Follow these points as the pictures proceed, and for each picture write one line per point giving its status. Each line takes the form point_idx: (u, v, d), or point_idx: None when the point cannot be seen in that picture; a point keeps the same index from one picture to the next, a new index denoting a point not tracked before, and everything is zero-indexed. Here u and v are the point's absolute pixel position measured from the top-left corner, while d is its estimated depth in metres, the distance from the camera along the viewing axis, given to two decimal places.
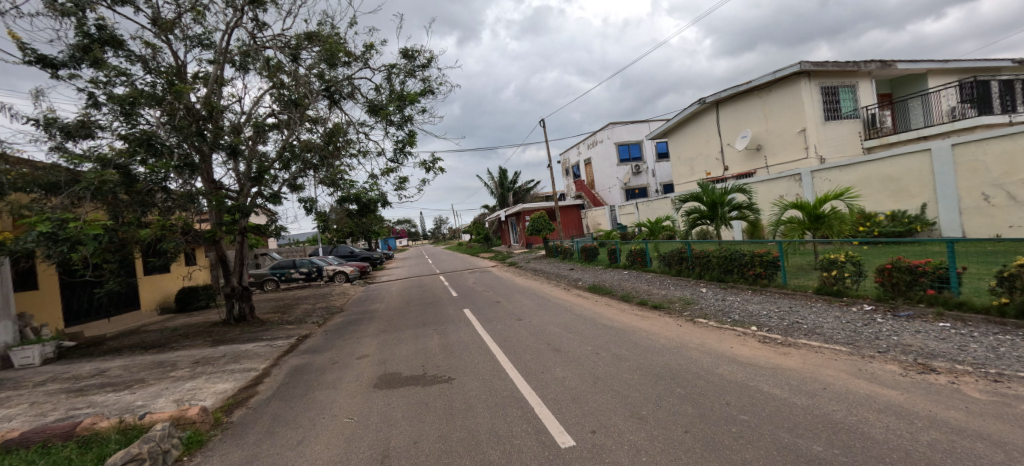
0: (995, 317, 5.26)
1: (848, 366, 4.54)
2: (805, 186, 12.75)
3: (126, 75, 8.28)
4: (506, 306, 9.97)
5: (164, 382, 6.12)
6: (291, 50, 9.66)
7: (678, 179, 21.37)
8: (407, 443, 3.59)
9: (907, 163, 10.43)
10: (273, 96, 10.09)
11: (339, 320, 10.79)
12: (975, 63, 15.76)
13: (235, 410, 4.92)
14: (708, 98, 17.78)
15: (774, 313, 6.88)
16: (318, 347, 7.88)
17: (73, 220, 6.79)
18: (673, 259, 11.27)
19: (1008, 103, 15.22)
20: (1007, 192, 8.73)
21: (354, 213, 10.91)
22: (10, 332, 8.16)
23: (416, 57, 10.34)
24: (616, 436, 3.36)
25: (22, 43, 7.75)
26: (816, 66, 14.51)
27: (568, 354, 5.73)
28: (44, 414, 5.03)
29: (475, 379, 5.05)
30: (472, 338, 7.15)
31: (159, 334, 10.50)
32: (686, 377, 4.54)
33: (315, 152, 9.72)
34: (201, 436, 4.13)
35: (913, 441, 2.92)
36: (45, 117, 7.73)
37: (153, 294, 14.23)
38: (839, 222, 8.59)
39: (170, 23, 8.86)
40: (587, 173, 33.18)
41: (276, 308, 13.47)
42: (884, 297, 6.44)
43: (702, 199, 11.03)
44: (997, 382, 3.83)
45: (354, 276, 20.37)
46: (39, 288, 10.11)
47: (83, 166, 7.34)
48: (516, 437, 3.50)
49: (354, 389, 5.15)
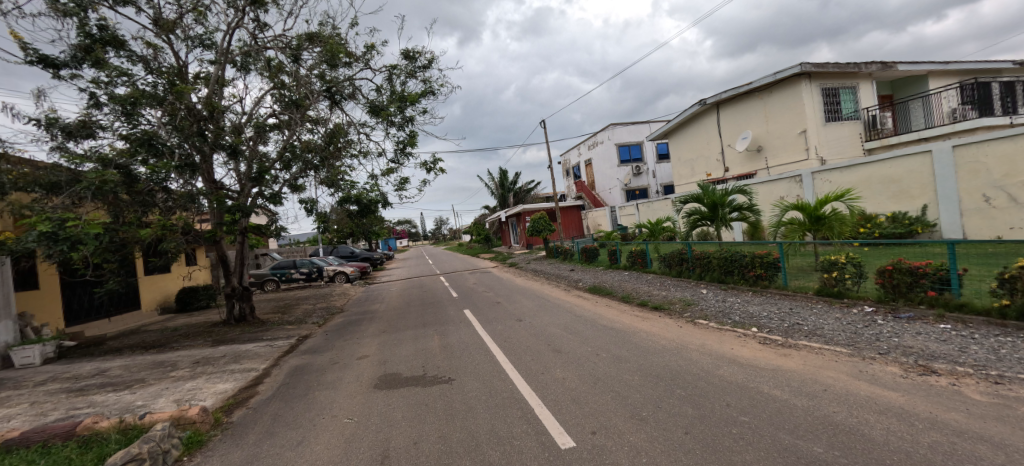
0: (995, 319, 5.25)
1: (848, 367, 4.53)
2: (806, 188, 12.74)
3: (128, 75, 8.29)
4: (507, 307, 9.96)
5: (164, 382, 6.12)
6: (292, 51, 9.68)
7: (678, 180, 21.36)
8: (407, 443, 3.59)
9: (908, 164, 10.43)
10: (273, 96, 10.10)
11: (339, 321, 10.79)
12: (976, 64, 15.75)
13: (235, 410, 4.91)
14: (709, 99, 17.78)
15: (774, 315, 6.87)
16: (318, 347, 7.88)
17: (73, 219, 6.80)
18: (673, 260, 11.26)
19: (1009, 105, 15.24)
20: (1008, 194, 8.72)
21: (355, 213, 10.91)
22: (11, 331, 8.16)
23: (416, 59, 10.35)
24: (616, 437, 3.36)
25: (24, 43, 7.76)
26: (817, 67, 14.51)
27: (568, 355, 5.73)
28: (44, 414, 5.02)
29: (475, 380, 5.05)
30: (472, 339, 7.15)
31: (159, 334, 10.49)
32: (686, 378, 4.54)
33: (316, 152, 9.73)
34: (201, 437, 4.12)
35: (914, 443, 2.92)
36: (46, 117, 7.75)
37: (154, 294, 14.24)
38: (839, 224, 8.58)
39: (171, 24, 8.87)
40: (587, 173, 33.20)
41: (276, 308, 13.48)
42: (885, 298, 6.43)
43: (702, 201, 11.01)
44: (998, 384, 3.82)
45: (355, 276, 20.38)
46: (39, 288, 10.12)
47: (84, 166, 7.35)
48: (516, 438, 3.49)
49: (354, 390, 5.15)
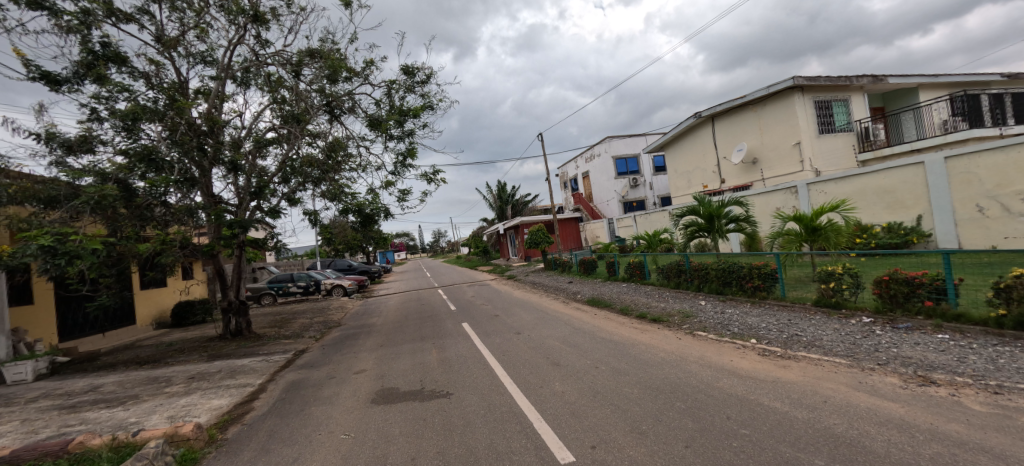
0: (992, 328, 5.28)
1: (848, 379, 4.51)
2: (802, 199, 12.81)
3: (129, 91, 8.35)
4: (505, 320, 9.90)
5: (158, 399, 6.04)
6: (293, 67, 9.79)
7: (676, 191, 21.37)
8: (405, 460, 3.54)
9: (902, 175, 10.51)
10: (273, 111, 10.18)
11: (336, 335, 10.62)
12: (965, 77, 16.06)
13: (230, 426, 4.86)
14: (703, 111, 18.00)
15: (773, 326, 6.85)
16: (315, 362, 7.77)
17: (73, 234, 6.88)
18: (672, 272, 11.24)
19: (999, 117, 15.51)
20: (1001, 204, 8.79)
21: (355, 226, 10.83)
22: (3, 348, 8.07)
23: (416, 73, 10.43)
24: (615, 451, 3.32)
25: (27, 60, 7.82)
26: (809, 80, 14.74)
27: (567, 368, 5.69)
28: (35, 432, 4.94)
29: (474, 394, 5.01)
30: (471, 353, 7.09)
31: (154, 350, 10.38)
32: (686, 391, 4.51)
33: (315, 166, 9.76)
34: (195, 454, 4.07)
35: (915, 454, 2.90)
36: (47, 132, 7.80)
37: (148, 309, 14.13)
38: (835, 234, 8.59)
39: (174, 41, 8.99)
40: (586, 185, 33.44)
41: (273, 323, 13.33)
42: (883, 308, 6.43)
43: (699, 212, 11.02)
44: (997, 394, 3.81)
45: (353, 289, 20.36)
46: (34, 303, 10.06)
47: (82, 180, 7.32)
48: (515, 453, 3.46)
49: (350, 405, 5.10)
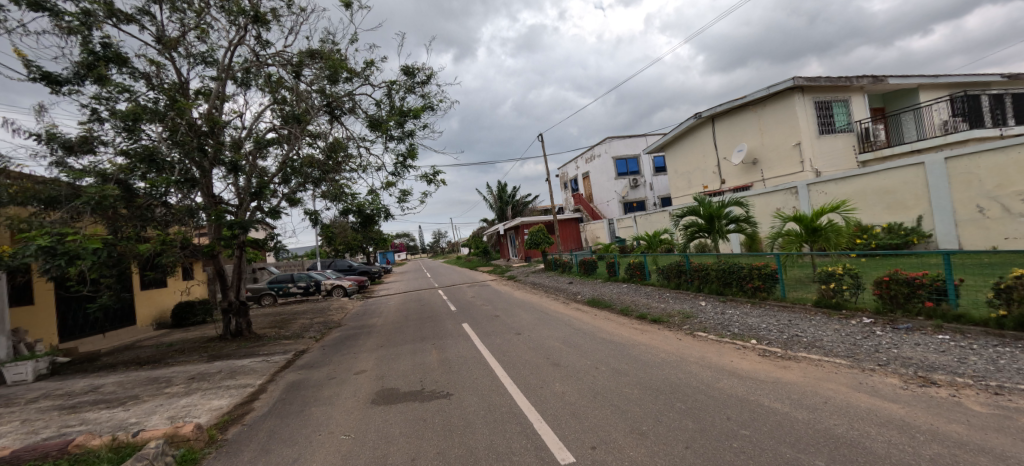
0: (992, 329, 5.28)
1: (848, 379, 4.51)
2: (802, 199, 12.80)
3: (129, 91, 8.35)
4: (505, 321, 9.90)
5: (158, 399, 6.04)
6: (293, 67, 9.78)
7: (676, 192, 21.36)
8: (405, 460, 3.53)
9: (902, 175, 10.50)
10: (273, 111, 10.18)
11: (336, 336, 10.61)
12: (965, 78, 16.07)
13: (230, 427, 4.86)
14: (703, 112, 17.99)
15: (773, 326, 6.85)
16: (315, 363, 7.76)
17: (73, 234, 6.88)
18: (673, 272, 11.23)
19: (998, 118, 15.52)
20: (1001, 204, 8.79)
21: (355, 226, 10.84)
22: (4, 348, 8.07)
23: (416, 74, 10.44)
24: (615, 451, 3.32)
25: (28, 60, 7.83)
26: (809, 81, 14.74)
27: (567, 369, 5.69)
28: (35, 432, 4.95)
29: (474, 395, 5.01)
30: (471, 353, 7.09)
31: (154, 350, 10.38)
32: (686, 391, 4.50)
33: (316, 167, 9.77)
34: (195, 454, 4.07)
35: (915, 455, 2.89)
36: (48, 132, 7.80)
37: (148, 309, 14.12)
38: (836, 235, 8.58)
39: (175, 41, 8.99)
40: (586, 186, 33.43)
41: (273, 323, 13.33)
42: (883, 309, 6.42)
43: (699, 213, 11.02)
44: (998, 395, 3.81)
45: (353, 290, 20.36)
46: (34, 303, 10.06)
47: (82, 181, 7.33)
48: (515, 453, 3.46)
49: (350, 406, 5.10)
